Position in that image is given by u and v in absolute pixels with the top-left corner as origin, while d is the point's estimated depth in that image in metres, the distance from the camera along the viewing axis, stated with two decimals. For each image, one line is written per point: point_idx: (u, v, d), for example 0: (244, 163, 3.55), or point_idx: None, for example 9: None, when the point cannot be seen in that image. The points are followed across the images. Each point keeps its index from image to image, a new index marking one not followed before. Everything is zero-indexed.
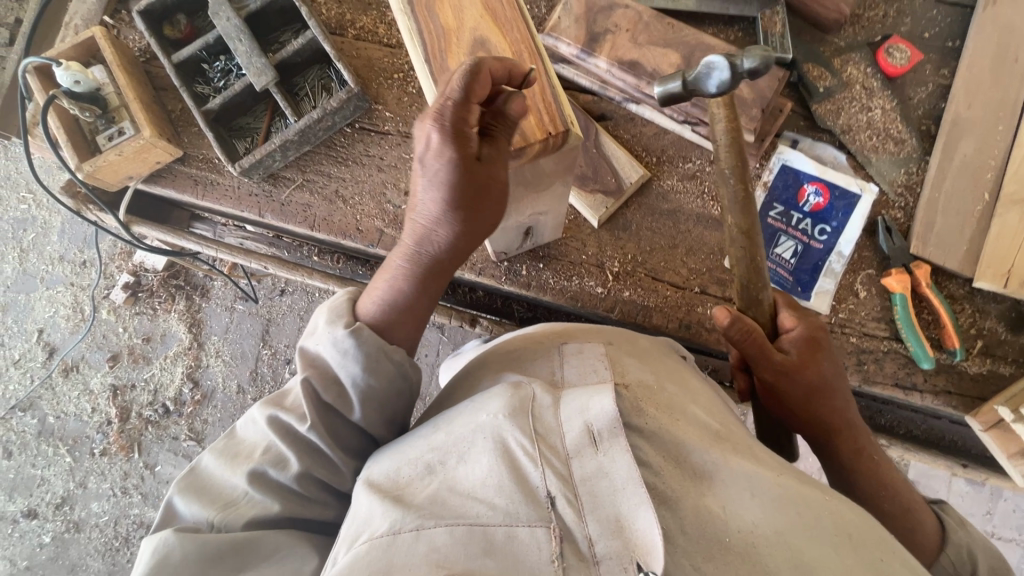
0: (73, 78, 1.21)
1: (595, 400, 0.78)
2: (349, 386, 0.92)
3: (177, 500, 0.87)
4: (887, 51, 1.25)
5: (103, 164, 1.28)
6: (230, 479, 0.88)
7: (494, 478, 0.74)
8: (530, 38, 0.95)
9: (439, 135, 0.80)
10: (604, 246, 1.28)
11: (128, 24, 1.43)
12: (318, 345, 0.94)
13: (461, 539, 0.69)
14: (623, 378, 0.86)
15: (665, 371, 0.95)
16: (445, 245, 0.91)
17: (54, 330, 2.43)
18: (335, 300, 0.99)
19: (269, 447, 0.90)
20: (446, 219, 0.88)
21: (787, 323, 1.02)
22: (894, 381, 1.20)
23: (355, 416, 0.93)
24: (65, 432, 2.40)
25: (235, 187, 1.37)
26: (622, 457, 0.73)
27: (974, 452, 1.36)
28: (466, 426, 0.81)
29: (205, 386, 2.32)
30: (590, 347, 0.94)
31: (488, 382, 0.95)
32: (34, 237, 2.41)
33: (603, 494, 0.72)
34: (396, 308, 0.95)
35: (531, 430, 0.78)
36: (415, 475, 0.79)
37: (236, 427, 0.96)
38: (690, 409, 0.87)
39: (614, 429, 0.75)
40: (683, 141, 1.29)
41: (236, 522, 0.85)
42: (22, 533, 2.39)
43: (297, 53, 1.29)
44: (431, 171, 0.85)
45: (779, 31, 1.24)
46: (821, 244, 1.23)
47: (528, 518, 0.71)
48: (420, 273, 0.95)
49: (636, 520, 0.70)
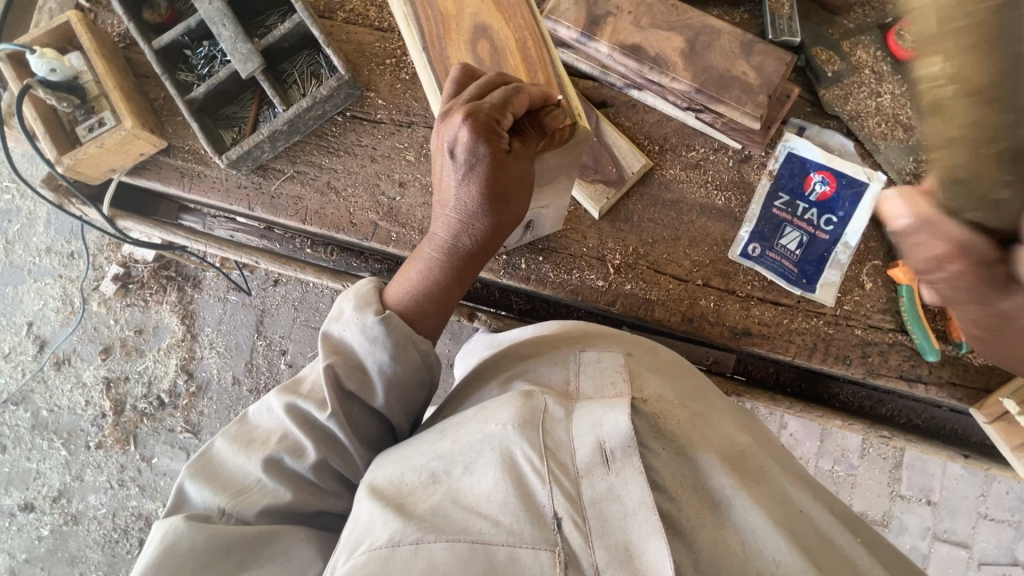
0: (48, 66, 1.16)
1: (608, 416, 0.75)
2: (375, 372, 0.90)
3: (188, 484, 0.85)
4: (898, 33, 1.21)
5: (84, 157, 1.22)
6: (244, 466, 0.85)
7: (499, 493, 0.72)
8: (533, 25, 0.93)
9: (470, 134, 0.80)
10: (605, 238, 1.25)
11: (105, 7, 1.36)
12: (344, 329, 0.92)
13: (461, 559, 0.66)
14: (640, 392, 0.82)
15: (688, 388, 0.91)
16: (476, 238, 0.92)
17: (44, 323, 2.38)
18: (360, 287, 0.97)
19: (285, 435, 0.87)
20: (480, 214, 0.89)
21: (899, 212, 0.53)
22: (898, 373, 1.18)
23: (378, 402, 0.91)
24: (59, 425, 2.37)
25: (223, 178, 1.32)
26: (634, 479, 0.69)
27: (976, 441, 1.35)
28: (473, 436, 0.78)
29: (199, 378, 2.29)
30: (607, 355, 0.92)
31: (495, 390, 0.93)
32: (20, 229, 2.35)
33: (613, 519, 0.68)
34: (428, 298, 0.96)
35: (541, 444, 0.75)
36: (418, 485, 0.77)
37: (250, 412, 0.93)
38: (716, 427, 0.82)
39: (628, 447, 0.71)
40: (686, 127, 1.25)
41: (243, 505, 0.82)
42: (20, 526, 2.38)
43: (284, 38, 1.23)
44: (464, 169, 0.85)
45: (787, 13, 1.19)
46: (827, 235, 1.20)
47: (532, 541, 0.68)
48: (449, 264, 0.95)
49: (645, 548, 0.66)
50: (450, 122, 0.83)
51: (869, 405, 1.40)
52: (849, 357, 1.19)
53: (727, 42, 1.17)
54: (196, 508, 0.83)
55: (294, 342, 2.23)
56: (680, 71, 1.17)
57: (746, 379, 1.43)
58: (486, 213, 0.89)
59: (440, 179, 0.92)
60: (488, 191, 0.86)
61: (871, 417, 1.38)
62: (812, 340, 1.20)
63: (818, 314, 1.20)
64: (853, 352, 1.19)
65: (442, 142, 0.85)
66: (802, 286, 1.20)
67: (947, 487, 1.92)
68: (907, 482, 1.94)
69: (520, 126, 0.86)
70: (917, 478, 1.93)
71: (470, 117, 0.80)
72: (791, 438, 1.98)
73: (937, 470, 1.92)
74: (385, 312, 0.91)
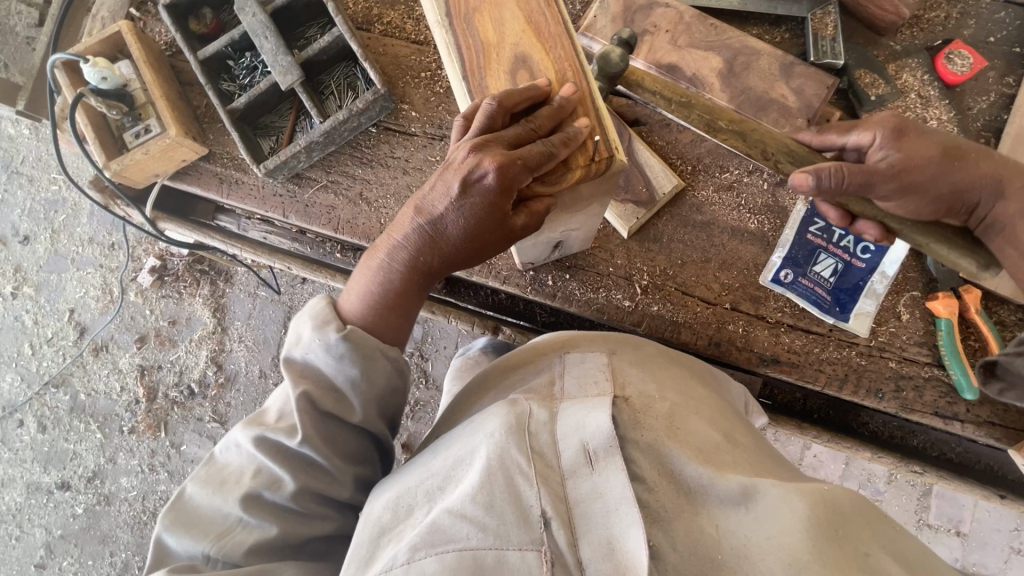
0: (100, 74, 1.21)
1: (591, 417, 0.76)
2: (347, 389, 0.87)
3: (168, 536, 0.84)
4: (948, 57, 1.17)
5: (130, 163, 1.27)
6: (221, 508, 0.84)
7: (483, 495, 0.71)
8: (573, 54, 0.82)
9: (491, 179, 0.75)
10: (633, 258, 1.24)
11: (154, 16, 1.41)
12: (307, 353, 0.89)
13: (450, 568, 0.67)
14: (624, 391, 0.83)
15: (674, 379, 0.91)
16: (447, 263, 0.90)
17: (85, 310, 2.48)
18: (314, 308, 0.93)
19: (258, 470, 0.85)
20: (463, 243, 0.86)
21: (863, 142, 0.93)
22: (934, 410, 1.14)
23: (356, 416, 0.89)
24: (96, 409, 2.47)
25: (260, 186, 1.36)
26: (616, 476, 0.71)
27: (1013, 478, 1.31)
28: (463, 445, 0.80)
29: (228, 370, 2.35)
30: (591, 356, 0.92)
31: (490, 398, 0.94)
32: (65, 219, 2.46)
33: (595, 515, 0.70)
34: (376, 312, 0.91)
35: (528, 448, 0.75)
36: (415, 503, 0.78)
37: (216, 451, 0.90)
38: (694, 421, 0.82)
39: (610, 447, 0.73)
40: (721, 148, 1.23)
41: (231, 549, 0.82)
42: (57, 503, 2.49)
43: (323, 50, 1.26)
44: (467, 205, 0.80)
45: (830, 34, 1.16)
46: (863, 263, 1.17)
47: (518, 542, 0.69)
48: (410, 280, 0.91)
49: (626, 539, 0.67)
50: (477, 163, 0.76)
51: (900, 436, 1.37)
52: (882, 391, 1.15)
53: (767, 64, 1.16)
54: (182, 560, 0.83)
55: None
56: (717, 92, 1.15)
57: (771, 403, 1.41)
58: (468, 245, 0.86)
59: (432, 193, 0.84)
60: (479, 231, 0.83)
61: (902, 449, 1.35)
62: (843, 371, 1.17)
63: (850, 344, 1.17)
64: (886, 386, 1.15)
65: (460, 172, 0.78)
66: (835, 315, 1.17)
67: (979, 518, 1.86)
68: (936, 511, 1.88)
69: (554, 179, 0.80)
70: (947, 508, 1.87)
71: (500, 169, 0.75)
72: (816, 460, 1.94)
73: (968, 500, 1.86)
74: (346, 328, 0.88)
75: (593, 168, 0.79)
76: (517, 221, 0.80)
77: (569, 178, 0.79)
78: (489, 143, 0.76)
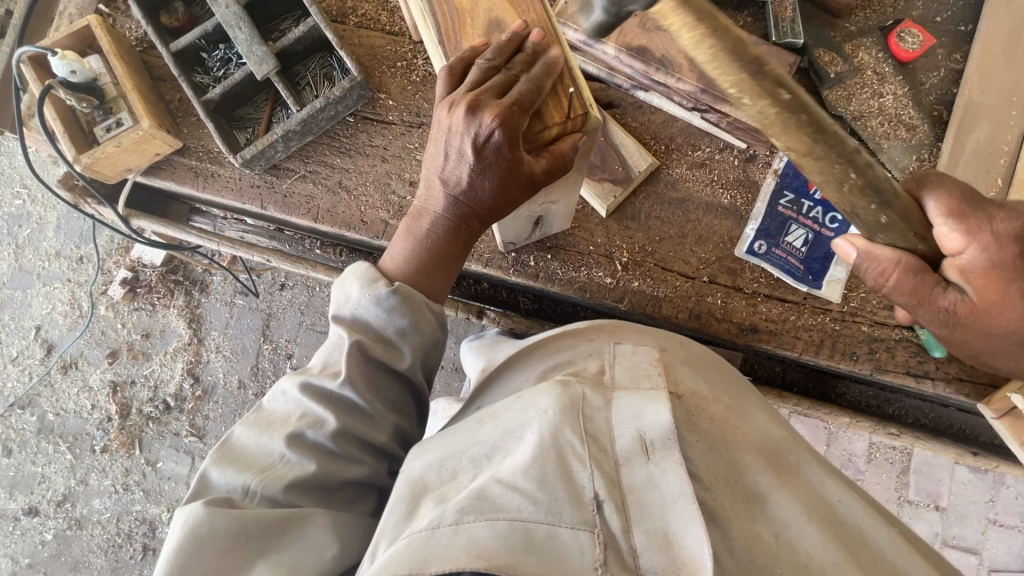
0: (69, 67, 1.17)
1: (649, 409, 0.77)
2: (398, 338, 0.90)
3: (211, 471, 0.81)
4: (899, 35, 1.24)
5: (101, 156, 1.25)
6: (266, 445, 0.83)
7: (537, 470, 0.70)
8: (546, 17, 0.86)
9: (497, 132, 0.79)
10: (612, 236, 1.26)
11: (123, 12, 1.40)
12: (355, 309, 0.91)
13: (501, 534, 0.64)
14: (677, 388, 0.85)
15: (721, 380, 0.93)
16: (480, 221, 0.93)
17: (52, 327, 2.40)
18: (358, 269, 0.94)
19: (305, 412, 0.85)
20: (486, 200, 0.88)
21: (954, 245, 0.89)
22: (905, 369, 1.18)
23: (405, 362, 0.90)
24: (65, 429, 2.38)
25: (237, 178, 1.35)
26: (674, 471, 0.71)
27: (983, 440, 1.37)
28: (514, 421, 0.79)
29: (205, 381, 2.30)
30: (644, 348, 0.92)
31: (529, 382, 0.92)
32: (30, 233, 2.39)
33: (652, 506, 0.69)
34: (420, 270, 0.95)
35: (583, 431, 0.75)
36: (459, 469, 0.76)
37: (264, 400, 0.90)
38: (748, 425, 0.85)
39: (668, 439, 0.73)
40: (692, 128, 1.27)
41: (274, 485, 0.78)
42: (23, 531, 2.37)
43: (297, 41, 1.26)
44: (487, 162, 0.83)
45: (790, 16, 1.22)
46: (832, 233, 1.21)
47: (570, 520, 0.67)
48: (451, 238, 0.94)
49: (684, 535, 0.66)
50: (479, 124, 0.81)
51: (876, 405, 1.41)
52: (857, 354, 1.19)
53: None
54: (220, 493, 0.80)
55: (301, 345, 2.25)
56: (686, 71, 1.19)
57: (752, 378, 1.44)
58: (490, 202, 0.88)
59: (445, 158, 0.88)
60: (503, 187, 0.85)
61: (880, 417, 1.39)
62: (818, 337, 1.20)
63: (824, 310, 1.21)
64: (860, 349, 1.19)
65: (470, 137, 0.82)
66: (808, 282, 1.20)
67: (956, 492, 1.91)
68: (915, 486, 1.93)
69: (540, 137, 0.85)
70: (925, 483, 1.92)
71: (503, 123, 0.79)
72: None
73: (945, 474, 1.92)
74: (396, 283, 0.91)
75: (569, 125, 0.84)
76: (537, 165, 0.82)
77: (548, 135, 0.85)
78: (482, 97, 0.81)
